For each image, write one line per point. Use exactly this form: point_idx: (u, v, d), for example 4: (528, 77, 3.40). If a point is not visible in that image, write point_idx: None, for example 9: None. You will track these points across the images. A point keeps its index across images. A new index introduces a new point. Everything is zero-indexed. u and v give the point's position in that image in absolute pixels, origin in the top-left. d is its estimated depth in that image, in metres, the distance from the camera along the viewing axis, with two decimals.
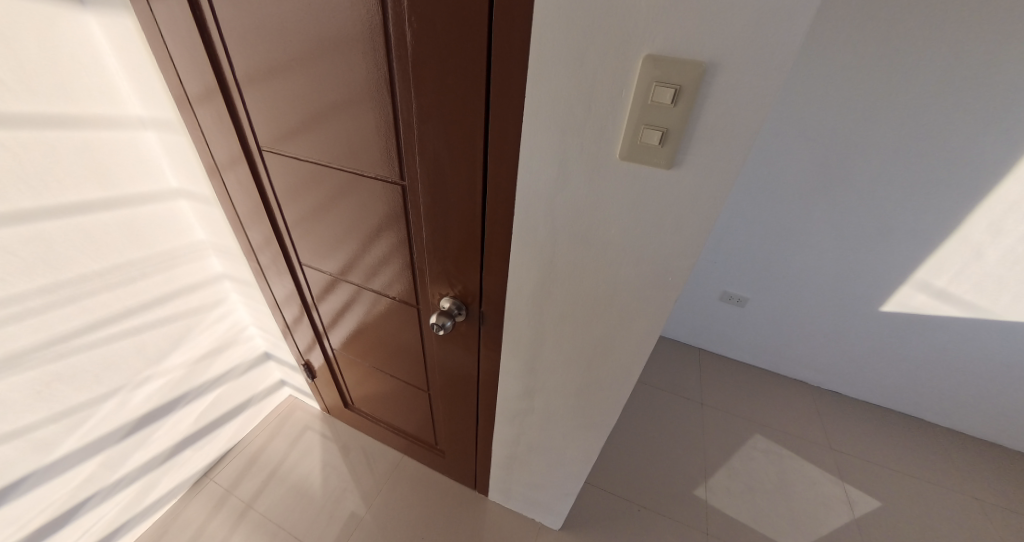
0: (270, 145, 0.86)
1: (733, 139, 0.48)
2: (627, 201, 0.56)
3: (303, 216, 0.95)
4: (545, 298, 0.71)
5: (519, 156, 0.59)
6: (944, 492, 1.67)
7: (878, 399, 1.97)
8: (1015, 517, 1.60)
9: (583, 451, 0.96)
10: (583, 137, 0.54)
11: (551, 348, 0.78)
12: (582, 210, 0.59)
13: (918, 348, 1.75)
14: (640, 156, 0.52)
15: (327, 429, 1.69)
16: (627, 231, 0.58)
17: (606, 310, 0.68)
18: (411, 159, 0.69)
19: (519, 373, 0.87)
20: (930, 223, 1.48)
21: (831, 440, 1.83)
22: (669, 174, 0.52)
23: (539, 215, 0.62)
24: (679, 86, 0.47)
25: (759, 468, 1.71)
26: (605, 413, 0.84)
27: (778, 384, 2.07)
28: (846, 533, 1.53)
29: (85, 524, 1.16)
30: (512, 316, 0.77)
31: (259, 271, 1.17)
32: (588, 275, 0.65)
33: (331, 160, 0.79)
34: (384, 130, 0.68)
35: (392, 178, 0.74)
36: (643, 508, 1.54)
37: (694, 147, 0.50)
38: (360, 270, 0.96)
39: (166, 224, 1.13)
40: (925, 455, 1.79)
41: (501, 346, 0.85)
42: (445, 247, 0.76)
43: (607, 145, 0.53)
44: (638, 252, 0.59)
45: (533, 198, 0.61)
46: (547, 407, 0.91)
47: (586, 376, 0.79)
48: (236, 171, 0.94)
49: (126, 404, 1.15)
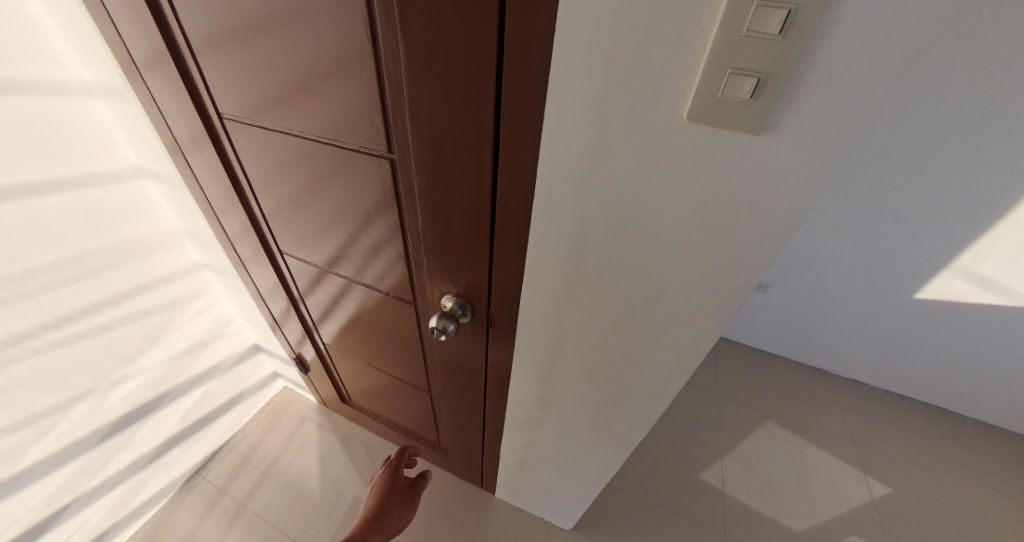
0: (232, 116, 0.72)
1: (844, 89, 0.35)
2: (684, 182, 0.44)
3: (282, 203, 0.83)
4: (565, 296, 0.60)
5: (544, 123, 0.46)
6: (973, 489, 1.59)
7: (903, 389, 1.87)
8: None
9: (606, 459, 0.88)
10: (632, 95, 0.41)
11: (576, 355, 0.68)
12: (624, 194, 0.47)
13: (954, 339, 1.63)
14: (717, 114, 0.39)
15: (324, 421, 1.61)
16: (679, 218, 0.47)
17: (647, 315, 0.57)
18: (400, 129, 0.56)
19: (533, 378, 0.77)
20: (980, 205, 1.34)
21: (852, 432, 1.75)
22: (755, 141, 0.40)
23: (566, 201, 0.50)
24: (793, 6, 0.33)
25: (777, 462, 1.63)
26: (637, 423, 0.74)
27: (796, 373, 1.97)
28: (870, 531, 1.46)
29: (67, 531, 1.09)
30: (526, 315, 0.66)
31: (238, 262, 1.06)
32: (625, 276, 0.54)
33: (305, 133, 0.67)
34: (364, 92, 0.55)
35: (377, 152, 0.61)
36: (659, 505, 1.48)
37: (796, 100, 0.37)
38: (349, 262, 0.84)
39: (131, 206, 1.00)
40: (952, 448, 1.71)
41: (516, 351, 0.74)
42: (446, 238, 0.64)
43: (664, 108, 0.41)
44: (697, 247, 0.48)
45: (558, 175, 0.49)
46: (565, 416, 0.81)
47: (616, 385, 0.69)
48: (200, 151, 0.82)
49: (99, 408, 1.05)
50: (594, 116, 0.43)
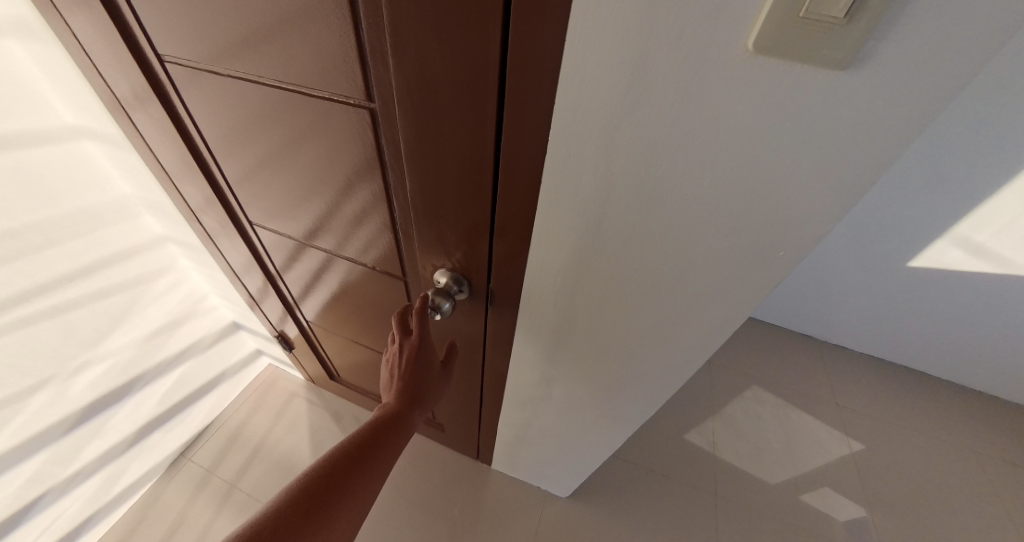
0: (178, 63, 0.62)
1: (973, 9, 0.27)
2: (729, 136, 0.37)
3: (248, 169, 0.74)
4: (580, 261, 0.54)
5: (561, 65, 0.38)
6: (945, 449, 1.67)
7: (889, 355, 1.90)
8: (1010, 471, 1.62)
9: (613, 431, 0.87)
10: (677, 22, 0.33)
11: (588, 327, 0.64)
12: (655, 153, 0.41)
13: (945, 307, 1.64)
14: (792, 41, 0.31)
15: (314, 397, 1.56)
16: (720, 176, 0.40)
17: (670, 288, 0.53)
18: (380, 73, 0.47)
19: (540, 348, 0.73)
20: (983, 172, 1.31)
21: (836, 396, 1.80)
22: (836, 80, 0.32)
23: (585, 161, 0.44)
24: None
25: (765, 426, 1.67)
26: (651, 393, 0.73)
27: (785, 339, 1.99)
28: (849, 490, 1.53)
29: (44, 523, 1.03)
30: (535, 282, 0.61)
31: (205, 236, 0.97)
32: (648, 245, 0.49)
33: (265, 83, 0.57)
34: (333, 26, 0.46)
35: (353, 102, 0.52)
36: (651, 470, 1.51)
37: (902, 23, 0.28)
38: (329, 234, 0.77)
39: (74, 172, 0.87)
40: (930, 411, 1.77)
41: (520, 325, 0.70)
42: (441, 205, 0.57)
43: (717, 37, 0.33)
44: (734, 215, 0.43)
45: (578, 125, 0.41)
46: (575, 385, 0.78)
47: (630, 357, 0.66)
48: (146, 107, 0.71)
49: (64, 395, 0.97)
50: (630, 49, 0.35)
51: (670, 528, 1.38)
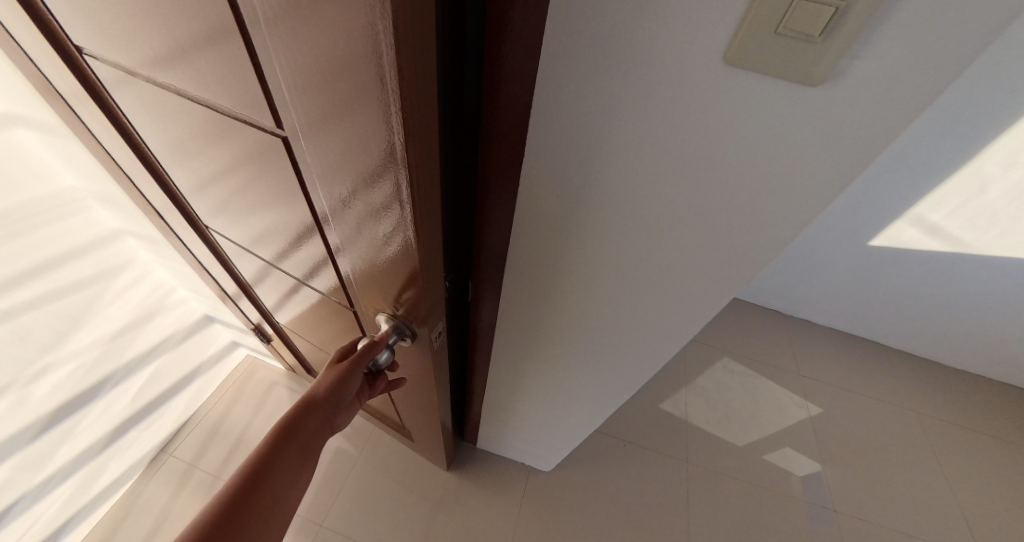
0: (101, 62, 0.57)
1: (950, 29, 0.29)
2: (713, 138, 0.39)
3: (194, 179, 0.71)
4: (562, 249, 0.56)
5: (543, 72, 0.39)
6: (897, 412, 1.80)
7: (849, 327, 2.01)
8: (952, 431, 1.77)
9: (602, 402, 0.91)
10: (663, 32, 0.34)
11: (577, 310, 0.66)
12: (644, 153, 0.42)
13: (901, 282, 1.73)
14: (769, 55, 0.32)
15: (294, 385, 1.55)
16: (706, 173, 0.42)
17: (657, 274, 0.55)
18: (288, 114, 0.42)
19: (524, 329, 0.76)
20: (942, 154, 1.36)
21: (801, 367, 1.90)
22: (815, 90, 0.34)
23: (574, 158, 0.45)
24: None
25: (734, 396, 1.76)
26: (636, 370, 0.76)
27: (754, 314, 2.07)
28: (810, 452, 1.63)
29: (21, 529, 1.01)
30: (519, 267, 0.62)
31: (166, 229, 0.94)
32: (637, 237, 0.51)
33: (187, 96, 0.52)
34: (236, 54, 0.41)
35: (271, 133, 0.48)
36: (628, 443, 1.57)
37: (867, 41, 0.31)
38: (280, 256, 0.75)
39: (7, 163, 0.80)
40: (885, 378, 1.90)
41: (509, 310, 0.72)
42: (374, 261, 0.55)
43: (701, 46, 0.34)
44: (718, 210, 0.45)
45: (565, 120, 0.42)
46: (562, 361, 0.81)
47: (617, 336, 0.69)
48: (84, 104, 0.68)
49: (28, 399, 0.93)
50: (619, 56, 0.36)
51: (645, 493, 1.46)
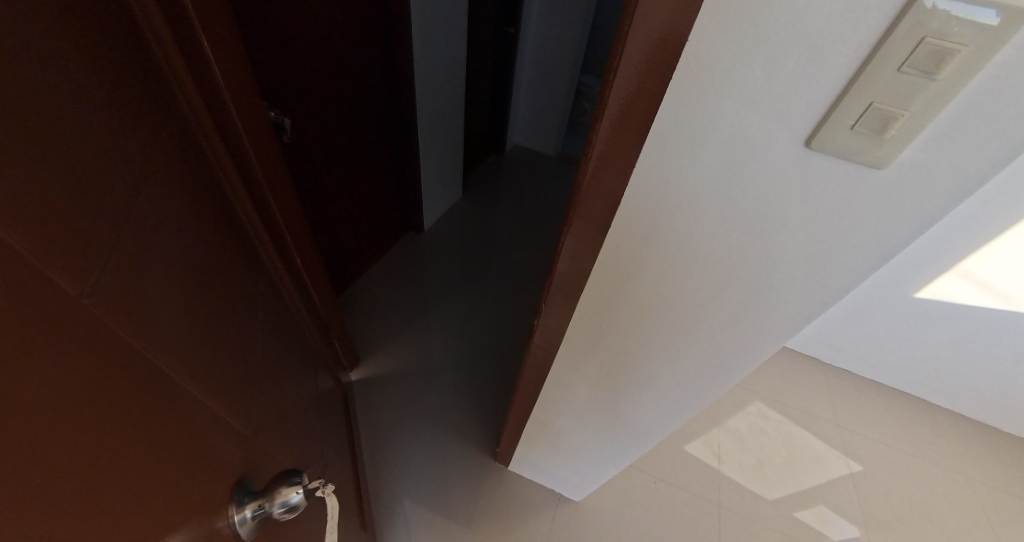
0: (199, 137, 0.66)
1: (993, 134, 0.37)
2: (783, 201, 0.46)
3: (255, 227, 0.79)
4: (635, 282, 0.62)
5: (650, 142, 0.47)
6: (942, 473, 1.74)
7: (890, 379, 1.96)
8: (1001, 497, 1.69)
9: (644, 431, 0.95)
10: (755, 119, 0.42)
11: (636, 342, 0.73)
12: (725, 210, 0.49)
13: (946, 337, 1.70)
14: (844, 143, 0.40)
15: None
16: (773, 229, 0.49)
17: (717, 314, 0.61)
18: None
19: (580, 354, 0.82)
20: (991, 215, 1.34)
21: (838, 417, 1.87)
22: (880, 170, 0.41)
23: (661, 211, 0.53)
24: (960, 49, 0.33)
25: (768, 441, 1.74)
26: (683, 403, 0.81)
27: (790, 357, 2.04)
28: (845, 507, 1.60)
29: None
30: (590, 302, 0.69)
31: None
32: (703, 280, 0.58)
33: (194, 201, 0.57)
34: None
35: None
36: (658, 479, 1.57)
37: (925, 138, 0.38)
38: None
39: None
40: (927, 435, 1.84)
41: (571, 336, 0.78)
42: None
43: (784, 130, 0.41)
44: (778, 260, 0.52)
45: (658, 180, 0.50)
46: (611, 389, 0.87)
47: (669, 369, 0.75)
48: None
49: None
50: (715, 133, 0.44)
51: (674, 532, 1.46)
